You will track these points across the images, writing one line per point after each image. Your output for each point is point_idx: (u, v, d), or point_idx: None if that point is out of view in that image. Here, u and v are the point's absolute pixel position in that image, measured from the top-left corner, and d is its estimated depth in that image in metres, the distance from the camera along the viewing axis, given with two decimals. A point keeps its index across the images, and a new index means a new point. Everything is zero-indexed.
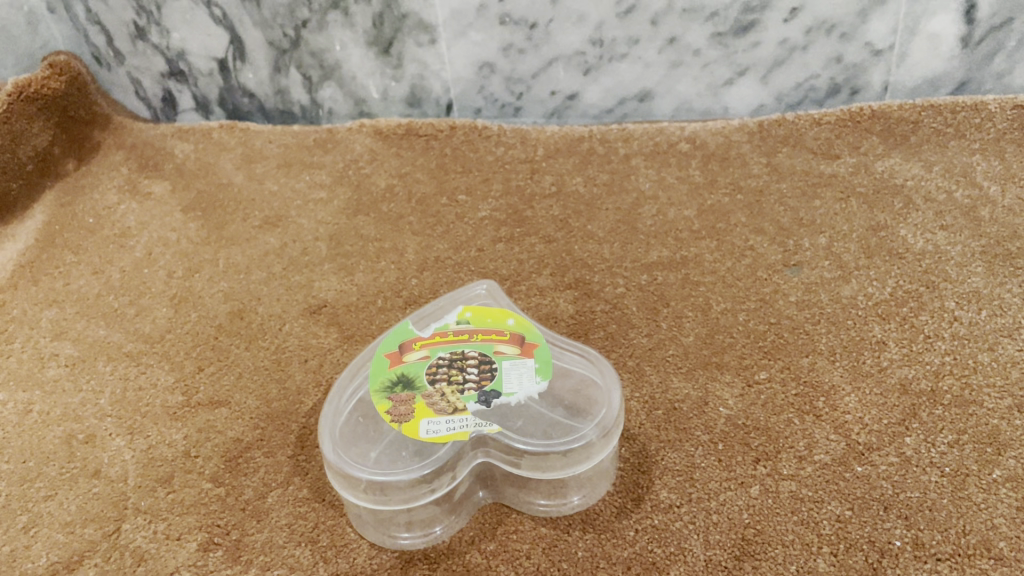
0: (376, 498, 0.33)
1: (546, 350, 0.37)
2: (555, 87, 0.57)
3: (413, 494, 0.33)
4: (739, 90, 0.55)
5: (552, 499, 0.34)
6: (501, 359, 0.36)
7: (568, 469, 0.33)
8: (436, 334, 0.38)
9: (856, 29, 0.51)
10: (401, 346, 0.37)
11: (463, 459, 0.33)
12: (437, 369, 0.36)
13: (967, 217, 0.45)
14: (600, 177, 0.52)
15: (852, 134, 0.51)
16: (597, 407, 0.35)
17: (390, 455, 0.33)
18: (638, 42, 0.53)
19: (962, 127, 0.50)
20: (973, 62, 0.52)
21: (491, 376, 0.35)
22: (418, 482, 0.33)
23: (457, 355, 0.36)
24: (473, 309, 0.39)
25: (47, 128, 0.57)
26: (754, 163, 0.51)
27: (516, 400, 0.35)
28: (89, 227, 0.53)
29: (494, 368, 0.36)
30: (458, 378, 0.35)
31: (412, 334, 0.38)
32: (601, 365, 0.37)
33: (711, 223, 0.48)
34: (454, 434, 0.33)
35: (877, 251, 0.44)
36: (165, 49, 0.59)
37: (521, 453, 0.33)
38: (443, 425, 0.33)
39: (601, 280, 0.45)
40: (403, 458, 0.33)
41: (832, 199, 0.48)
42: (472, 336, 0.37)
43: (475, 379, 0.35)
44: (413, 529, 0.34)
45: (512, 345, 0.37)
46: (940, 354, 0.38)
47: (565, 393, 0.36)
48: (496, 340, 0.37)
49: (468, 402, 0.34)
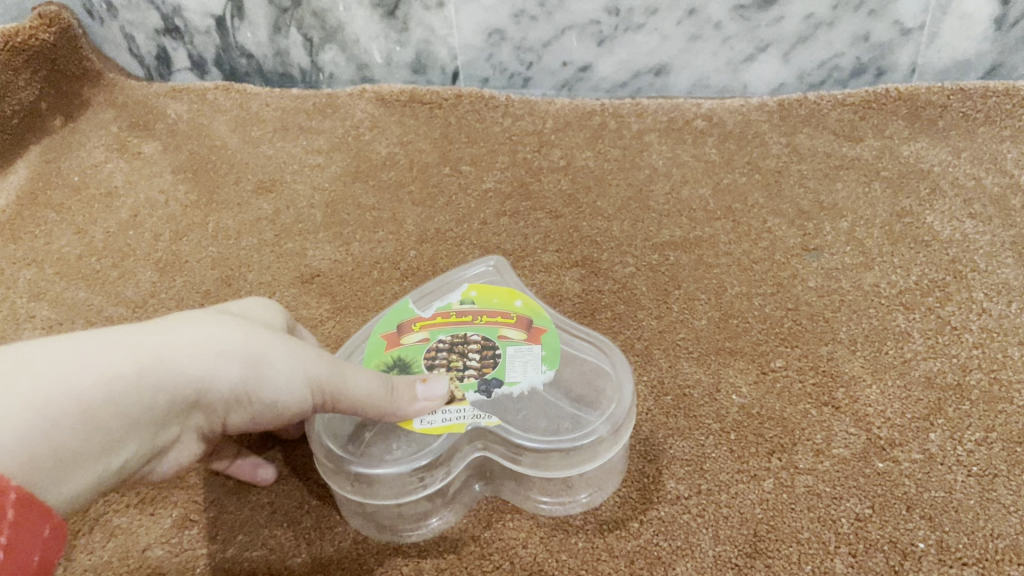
0: (363, 491, 0.30)
1: (554, 336, 0.34)
2: (567, 57, 0.55)
3: (402, 489, 0.30)
4: (759, 68, 0.53)
5: (556, 499, 0.32)
6: (505, 344, 0.34)
7: (571, 469, 0.31)
8: (436, 315, 0.36)
9: (885, 6, 0.48)
10: (399, 326, 0.35)
11: (459, 453, 0.31)
12: (437, 353, 0.34)
13: (997, 206, 0.43)
14: (611, 153, 0.50)
15: (876, 117, 0.49)
16: (607, 401, 0.32)
17: (382, 443, 0.31)
18: (656, 13, 0.51)
19: (993, 112, 0.48)
20: (1005, 46, 0.49)
21: (493, 363, 0.33)
22: (410, 475, 0.30)
23: (457, 338, 0.34)
24: (479, 288, 0.37)
25: (34, 81, 0.55)
26: (773, 143, 0.49)
27: (519, 391, 0.32)
28: (74, 184, 0.51)
29: (498, 354, 0.33)
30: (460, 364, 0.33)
31: (413, 314, 0.36)
32: (613, 356, 0.34)
33: (726, 203, 0.45)
34: (449, 427, 0.31)
35: (902, 238, 0.42)
36: (161, 4, 0.56)
37: (522, 450, 0.31)
38: (438, 416, 0.31)
39: (610, 258, 0.43)
40: (393, 450, 0.31)
41: (855, 182, 0.45)
42: (474, 317, 0.35)
43: (474, 365, 0.33)
44: (402, 525, 0.31)
45: (519, 330, 0.34)
46: (968, 348, 0.36)
47: (573, 382, 0.33)
48: (501, 323, 0.35)
49: (467, 390, 0.32)
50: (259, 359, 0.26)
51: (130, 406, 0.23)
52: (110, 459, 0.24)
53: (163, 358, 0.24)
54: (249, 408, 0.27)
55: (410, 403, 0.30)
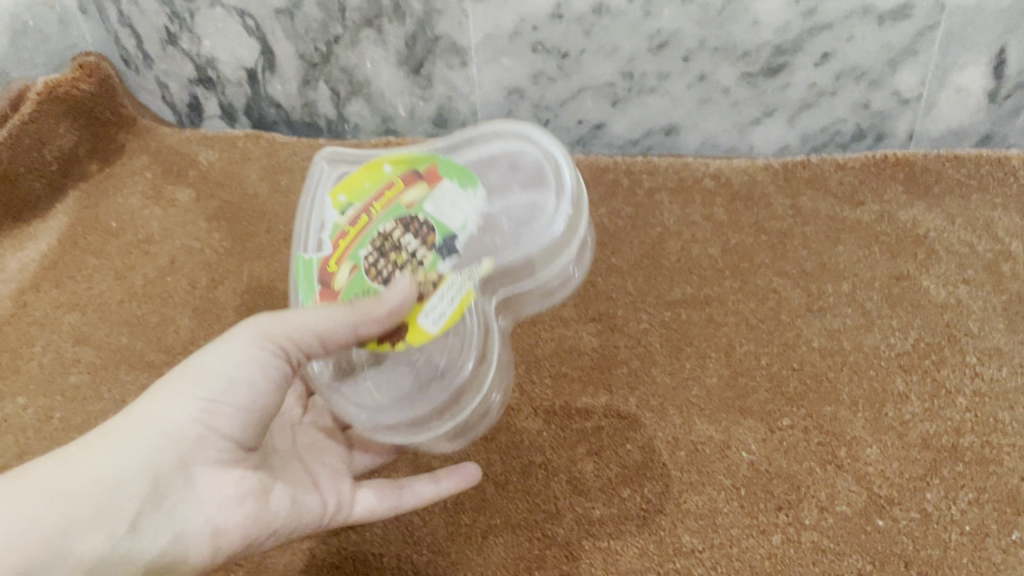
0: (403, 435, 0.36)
1: (444, 164, 0.37)
2: (582, 116, 0.57)
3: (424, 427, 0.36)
4: (765, 130, 0.56)
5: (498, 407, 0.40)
6: (420, 208, 0.35)
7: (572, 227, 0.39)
8: (337, 240, 0.35)
9: (885, 77, 0.51)
10: (322, 280, 0.35)
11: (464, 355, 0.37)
12: (373, 263, 0.34)
13: (989, 272, 0.45)
14: (624, 210, 0.53)
15: (877, 180, 0.52)
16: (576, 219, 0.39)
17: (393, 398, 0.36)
18: (668, 78, 0.54)
19: (986, 180, 0.51)
20: (997, 117, 0.52)
21: (428, 226, 0.35)
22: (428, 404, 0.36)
23: (379, 234, 0.35)
24: (349, 192, 0.36)
25: (74, 129, 0.57)
26: (779, 205, 0.52)
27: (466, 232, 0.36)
28: (112, 230, 0.53)
29: (422, 219, 0.35)
30: (407, 249, 0.34)
31: (316, 261, 0.35)
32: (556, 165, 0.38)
33: (735, 262, 0.48)
34: (457, 304, 0.35)
35: (900, 302, 0.44)
36: (195, 56, 0.59)
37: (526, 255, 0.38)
38: (440, 304, 0.34)
39: (625, 314, 0.45)
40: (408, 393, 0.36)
41: (856, 245, 0.48)
42: (369, 212, 0.35)
43: (447, 190, 0.36)
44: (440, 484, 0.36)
45: (415, 186, 0.36)
46: (962, 410, 0.38)
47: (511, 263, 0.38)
48: (407, 184, 0.36)
49: (434, 260, 0.35)
50: (195, 377, 0.31)
51: (103, 468, 0.29)
52: (119, 517, 0.29)
53: (107, 437, 0.30)
54: (221, 411, 0.31)
55: (381, 303, 0.32)
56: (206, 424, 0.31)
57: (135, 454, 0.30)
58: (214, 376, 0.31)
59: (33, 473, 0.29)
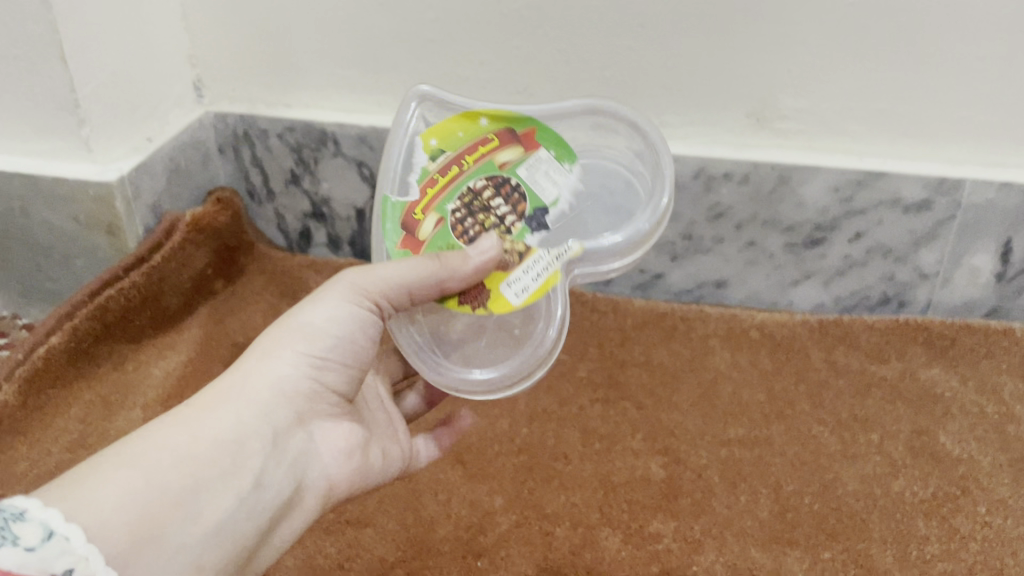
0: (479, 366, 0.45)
1: (543, 132, 0.47)
2: (645, 266, 0.67)
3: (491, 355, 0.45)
4: (803, 290, 0.65)
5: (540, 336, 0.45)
6: (512, 171, 0.45)
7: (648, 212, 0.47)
8: (426, 188, 0.45)
9: (908, 255, 0.61)
10: (409, 227, 0.44)
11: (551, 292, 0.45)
12: (463, 220, 0.44)
13: (996, 432, 0.54)
14: (683, 353, 0.61)
15: (900, 342, 0.60)
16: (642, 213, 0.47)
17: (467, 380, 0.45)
18: (722, 241, 0.64)
19: (994, 347, 0.59)
20: (1005, 294, 0.61)
21: (521, 198, 0.45)
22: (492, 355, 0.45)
23: (468, 188, 0.45)
24: (440, 138, 0.46)
25: (206, 254, 0.66)
26: (816, 358, 0.60)
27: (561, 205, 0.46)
28: (240, 345, 0.64)
29: (516, 185, 0.45)
30: (495, 211, 0.45)
31: (408, 207, 0.45)
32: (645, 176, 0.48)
33: (779, 408, 0.56)
34: (546, 280, 0.44)
35: (921, 453, 0.52)
36: (313, 193, 0.69)
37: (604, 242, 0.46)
38: (529, 279, 0.44)
39: (687, 449, 0.53)
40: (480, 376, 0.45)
41: (883, 399, 0.56)
42: (460, 162, 0.45)
43: (547, 172, 0.46)
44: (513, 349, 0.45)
45: (510, 152, 0.46)
46: (973, 553, 0.46)
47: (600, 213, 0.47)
48: (499, 146, 0.46)
49: (524, 237, 0.45)
50: (305, 334, 0.42)
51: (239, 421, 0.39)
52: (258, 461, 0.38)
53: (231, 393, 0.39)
54: (324, 372, 0.42)
55: (466, 260, 0.42)
56: (301, 386, 0.41)
57: (252, 412, 0.39)
58: (320, 339, 0.42)
59: (170, 419, 0.37)
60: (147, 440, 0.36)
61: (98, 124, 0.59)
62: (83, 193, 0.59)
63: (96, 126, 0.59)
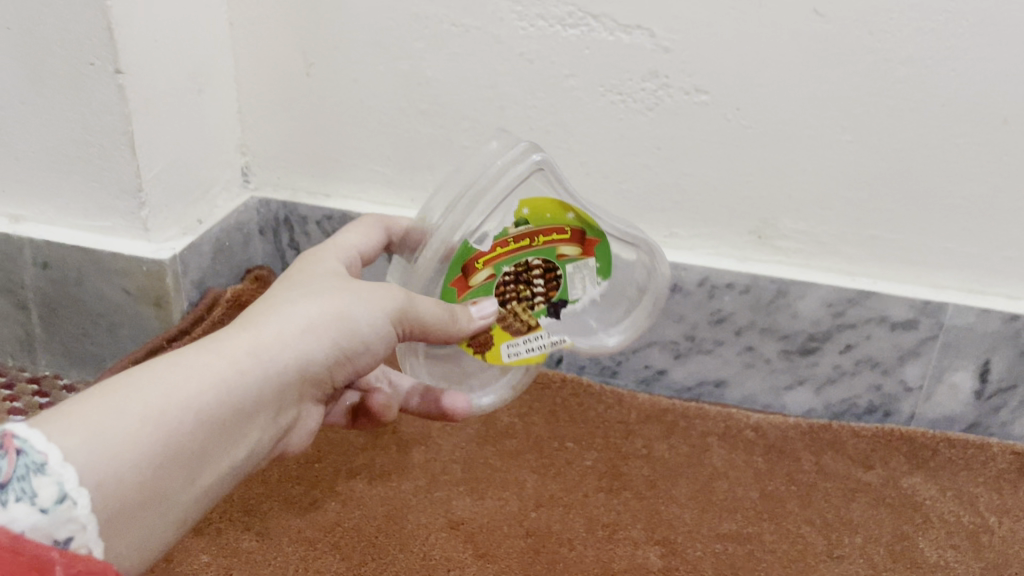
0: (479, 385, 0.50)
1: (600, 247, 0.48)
2: (649, 362, 0.71)
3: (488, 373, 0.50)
4: (796, 394, 0.69)
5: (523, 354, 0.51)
6: (564, 262, 0.47)
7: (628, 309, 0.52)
8: (497, 245, 0.45)
9: (894, 368, 0.66)
10: (463, 270, 0.45)
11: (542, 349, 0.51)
12: (504, 287, 0.46)
13: (971, 541, 0.58)
14: (682, 448, 0.66)
15: (884, 450, 0.65)
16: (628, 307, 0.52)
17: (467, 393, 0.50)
18: (722, 343, 0.69)
19: (970, 461, 0.64)
20: (982, 411, 0.66)
21: (557, 285, 0.47)
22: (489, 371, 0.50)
23: (525, 260, 0.46)
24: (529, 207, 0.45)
25: None
26: (806, 460, 0.64)
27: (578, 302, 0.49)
28: None
29: (560, 274, 0.47)
30: (532, 290, 0.47)
31: (474, 254, 0.45)
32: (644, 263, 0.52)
33: (771, 506, 0.60)
34: (530, 358, 0.47)
35: (901, 558, 0.56)
36: None
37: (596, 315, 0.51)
38: (521, 350, 0.47)
39: (683, 541, 0.57)
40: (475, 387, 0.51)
41: (867, 503, 0.60)
42: (534, 238, 0.46)
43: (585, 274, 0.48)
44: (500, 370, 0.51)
45: (572, 248, 0.47)
46: None
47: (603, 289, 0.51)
48: (569, 240, 0.47)
49: (540, 316, 0.47)
50: (346, 324, 0.39)
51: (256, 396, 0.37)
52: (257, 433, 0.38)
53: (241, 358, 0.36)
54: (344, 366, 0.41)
55: (472, 320, 0.43)
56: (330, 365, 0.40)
57: (275, 385, 0.37)
58: (350, 333, 0.39)
59: (183, 371, 0.34)
60: (162, 402, 0.33)
61: (156, 206, 0.64)
62: (138, 269, 0.64)
63: (155, 208, 0.64)
